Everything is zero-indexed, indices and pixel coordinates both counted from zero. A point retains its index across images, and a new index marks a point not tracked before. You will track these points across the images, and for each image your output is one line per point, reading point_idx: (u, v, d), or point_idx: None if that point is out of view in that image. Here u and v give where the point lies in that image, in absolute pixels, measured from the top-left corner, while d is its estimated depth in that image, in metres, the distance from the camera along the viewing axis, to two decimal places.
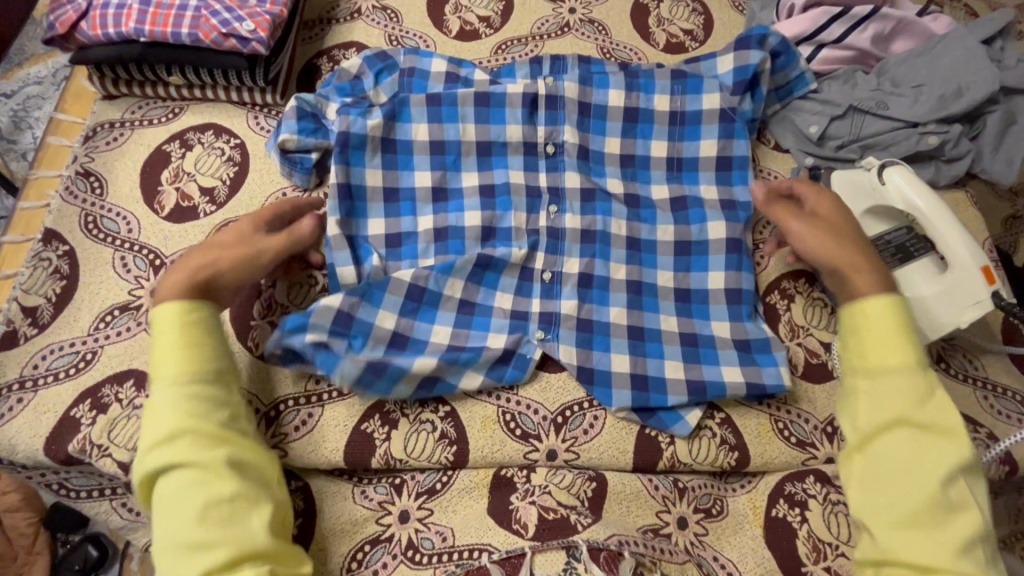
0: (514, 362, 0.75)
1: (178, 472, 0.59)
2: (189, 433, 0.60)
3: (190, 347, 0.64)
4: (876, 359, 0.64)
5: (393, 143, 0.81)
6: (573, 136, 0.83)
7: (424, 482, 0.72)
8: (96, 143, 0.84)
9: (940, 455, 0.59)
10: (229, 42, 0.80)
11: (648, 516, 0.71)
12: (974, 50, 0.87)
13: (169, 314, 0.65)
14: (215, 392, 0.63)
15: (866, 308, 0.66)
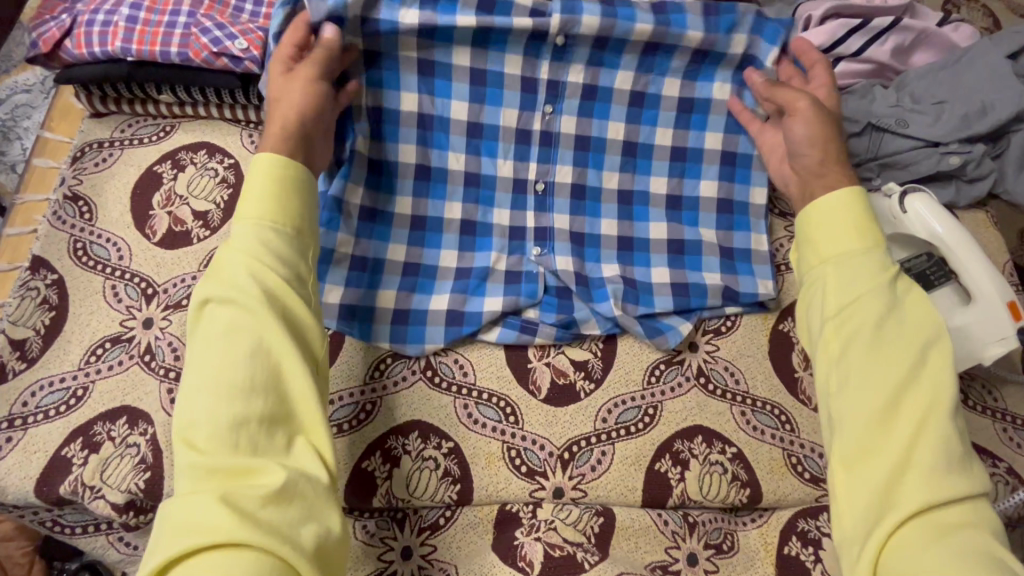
0: (509, 320, 0.76)
1: (241, 320, 0.57)
2: (258, 285, 0.59)
3: (275, 199, 0.63)
4: (828, 251, 0.65)
5: (379, 64, 0.76)
6: (593, 26, 0.73)
7: (427, 518, 0.70)
8: (84, 164, 0.81)
9: (900, 323, 0.60)
10: (221, 61, 0.76)
11: (657, 552, 0.70)
12: (998, 67, 0.83)
13: (265, 165, 0.64)
14: (289, 248, 0.62)
15: (821, 210, 0.66)
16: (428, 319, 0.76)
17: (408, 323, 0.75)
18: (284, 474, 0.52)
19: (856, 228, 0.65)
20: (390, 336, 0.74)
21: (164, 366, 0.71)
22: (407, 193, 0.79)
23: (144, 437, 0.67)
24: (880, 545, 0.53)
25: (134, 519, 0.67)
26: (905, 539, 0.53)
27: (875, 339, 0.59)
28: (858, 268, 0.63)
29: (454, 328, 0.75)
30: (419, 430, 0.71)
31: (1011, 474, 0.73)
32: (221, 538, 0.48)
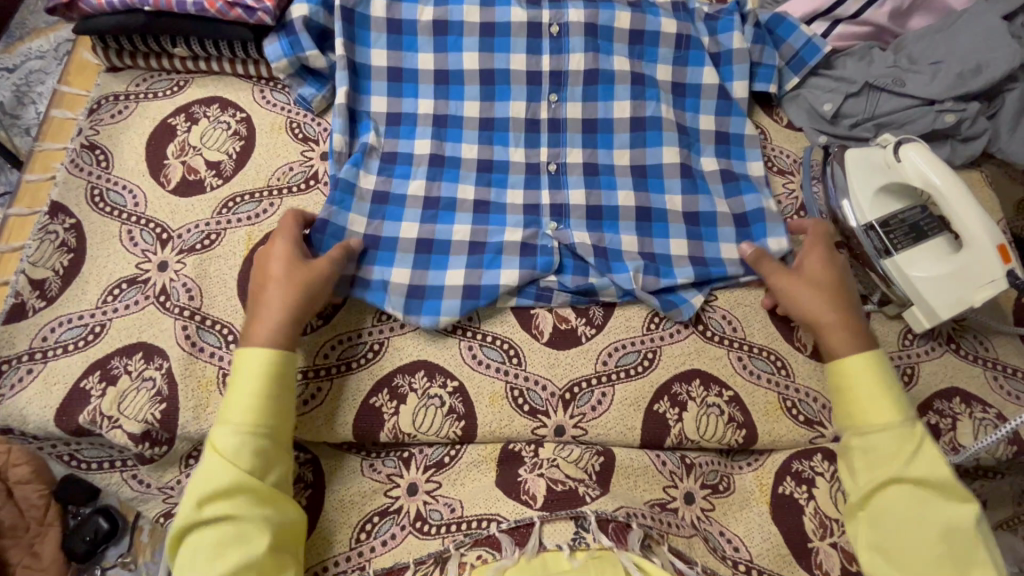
0: (525, 289, 0.78)
1: (212, 526, 0.59)
2: (230, 489, 0.59)
3: (257, 400, 0.63)
4: (872, 417, 0.65)
5: (400, 71, 0.84)
6: (580, 17, 0.84)
7: (432, 456, 0.73)
8: (101, 116, 0.83)
9: (943, 505, 0.61)
10: (235, 11, 0.79)
11: (656, 490, 0.71)
12: (995, 27, 0.85)
13: (257, 364, 0.64)
14: (276, 452, 0.63)
15: (861, 371, 0.67)
16: (446, 293, 0.75)
17: (423, 299, 0.75)
18: None
19: (893, 393, 0.66)
20: (415, 317, 0.74)
21: (179, 306, 0.73)
22: (420, 175, 0.81)
23: (159, 371, 0.70)
24: None
25: (149, 451, 0.69)
26: None
27: (911, 512, 0.61)
28: (900, 441, 0.64)
29: (470, 300, 0.75)
30: (424, 369, 0.74)
31: (1001, 419, 0.75)
32: None
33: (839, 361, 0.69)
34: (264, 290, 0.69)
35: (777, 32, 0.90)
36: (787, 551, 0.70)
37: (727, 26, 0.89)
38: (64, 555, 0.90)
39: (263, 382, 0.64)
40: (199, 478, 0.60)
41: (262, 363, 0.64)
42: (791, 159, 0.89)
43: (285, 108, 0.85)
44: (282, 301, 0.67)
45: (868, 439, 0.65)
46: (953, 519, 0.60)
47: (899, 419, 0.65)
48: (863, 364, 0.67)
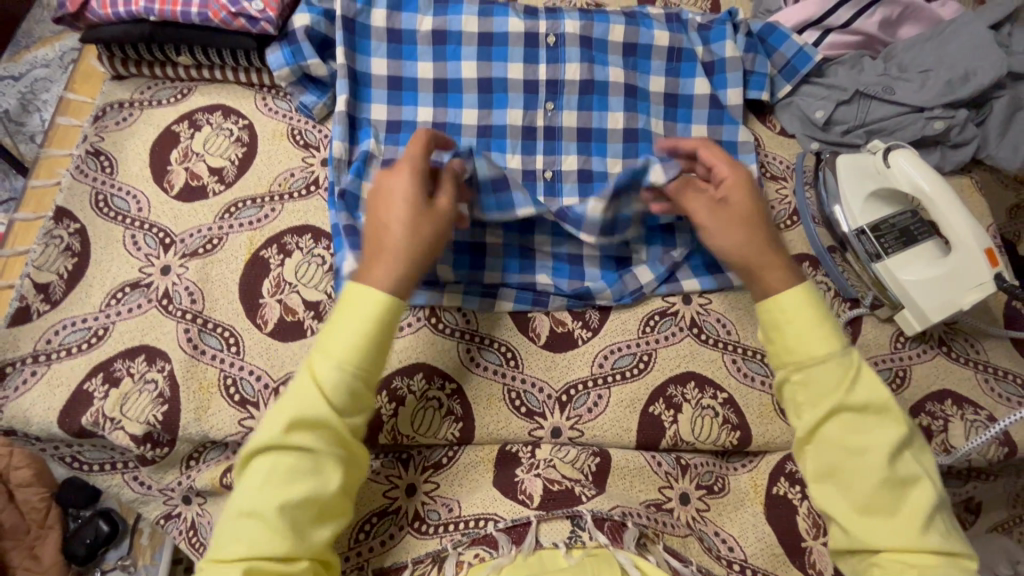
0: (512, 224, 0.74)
1: (293, 457, 0.55)
2: (325, 428, 0.56)
3: (361, 341, 0.57)
4: (807, 347, 0.60)
5: (400, 80, 0.86)
6: (575, 28, 0.86)
7: (431, 457, 0.74)
8: (106, 123, 0.85)
9: (882, 433, 0.57)
10: (238, 21, 0.80)
11: (651, 491, 0.72)
12: (983, 36, 0.86)
13: (370, 300, 0.58)
14: (363, 397, 0.59)
15: (792, 307, 0.61)
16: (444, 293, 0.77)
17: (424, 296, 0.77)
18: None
19: (830, 325, 0.60)
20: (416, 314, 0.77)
21: (181, 309, 0.74)
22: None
23: (161, 373, 0.71)
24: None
25: (151, 452, 0.70)
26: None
27: (849, 443, 0.58)
28: (840, 372, 0.59)
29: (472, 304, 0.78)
30: (423, 372, 0.75)
31: (992, 421, 0.76)
32: None
33: (773, 300, 0.62)
34: (384, 218, 0.62)
35: (769, 41, 0.92)
36: (781, 550, 0.70)
37: (721, 35, 0.91)
38: (65, 557, 0.90)
39: (377, 324, 0.58)
40: (289, 404, 0.56)
41: (376, 305, 0.58)
42: (784, 165, 0.90)
43: (286, 115, 0.87)
44: (406, 240, 0.61)
45: (813, 367, 0.59)
46: (894, 452, 0.57)
47: (837, 348, 0.59)
48: (798, 302, 0.61)
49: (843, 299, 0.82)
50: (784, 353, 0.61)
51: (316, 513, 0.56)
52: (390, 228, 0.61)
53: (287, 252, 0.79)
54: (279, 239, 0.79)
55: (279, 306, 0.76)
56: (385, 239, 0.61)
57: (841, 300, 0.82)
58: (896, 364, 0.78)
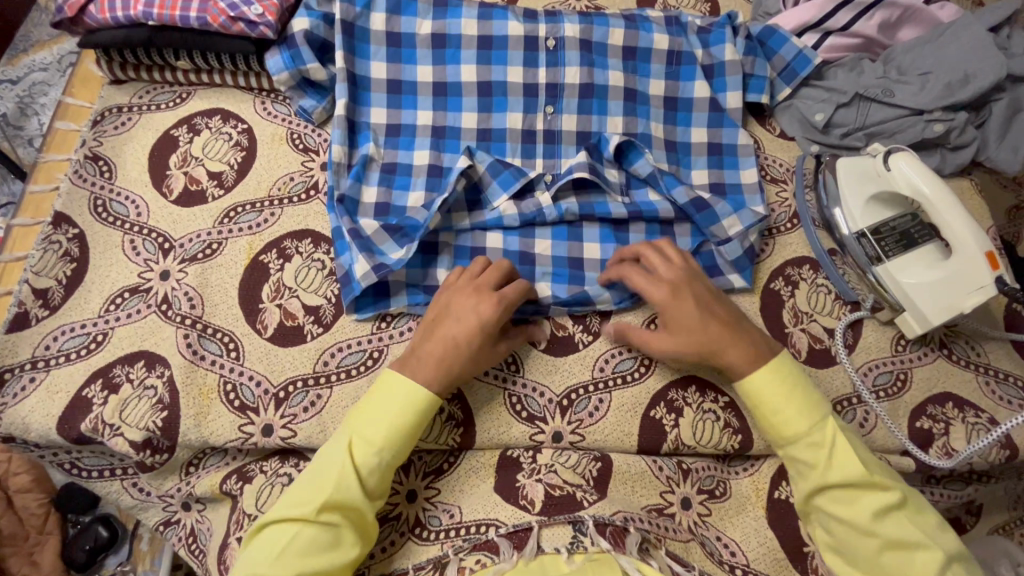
0: (502, 175, 0.80)
1: (315, 531, 0.59)
2: (354, 505, 0.61)
3: (399, 431, 0.64)
4: (785, 428, 0.67)
5: (399, 84, 0.86)
6: (575, 32, 0.86)
7: (431, 463, 0.73)
8: (104, 127, 0.85)
9: (869, 499, 0.63)
10: (237, 26, 0.80)
11: (653, 496, 0.72)
12: (982, 38, 0.86)
13: (408, 391, 0.65)
14: (386, 482, 0.64)
15: (762, 391, 0.68)
16: None
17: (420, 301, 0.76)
18: None
19: (797, 401, 0.67)
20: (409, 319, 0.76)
21: (181, 315, 0.74)
22: (420, 187, 0.82)
23: (161, 379, 0.71)
24: None
25: (150, 458, 0.70)
26: None
27: (842, 515, 0.63)
28: (815, 446, 0.65)
29: None
30: None
31: (993, 424, 0.76)
32: None
33: (749, 386, 0.68)
34: (451, 336, 0.67)
35: (768, 44, 0.92)
36: (782, 555, 0.70)
37: (720, 39, 0.91)
38: (64, 564, 0.90)
39: (416, 417, 0.64)
40: (326, 480, 0.61)
41: (415, 399, 0.64)
42: (784, 167, 0.90)
43: (286, 119, 0.87)
44: (463, 361, 0.67)
45: (791, 447, 0.67)
46: (882, 513, 0.62)
47: (809, 425, 0.66)
48: (762, 382, 0.68)
49: (844, 302, 0.82)
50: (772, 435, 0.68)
51: None
52: (454, 346, 0.67)
53: (287, 257, 0.78)
54: (278, 244, 0.79)
55: (279, 311, 0.76)
56: (448, 355, 0.66)
57: (842, 303, 0.82)
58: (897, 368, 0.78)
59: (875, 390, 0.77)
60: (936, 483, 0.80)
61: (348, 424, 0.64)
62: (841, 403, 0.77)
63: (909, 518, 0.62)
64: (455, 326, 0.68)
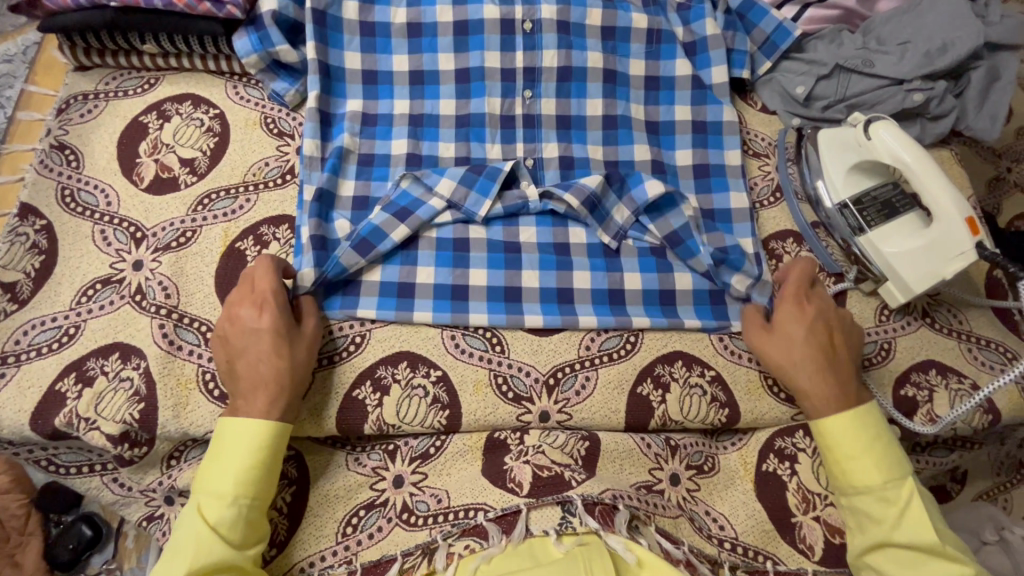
0: (477, 184, 0.78)
1: None
2: (224, 564, 0.59)
3: (246, 474, 0.62)
4: (856, 477, 0.66)
5: (374, 75, 0.84)
6: (552, 13, 0.85)
7: (417, 448, 0.72)
8: (70, 115, 0.82)
9: (934, 568, 0.62)
10: (203, 5, 0.78)
11: (642, 473, 0.72)
12: (959, 6, 0.86)
13: (250, 434, 0.63)
14: (259, 526, 0.63)
15: (835, 425, 0.68)
16: (418, 292, 0.75)
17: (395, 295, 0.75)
18: None
19: (880, 456, 0.66)
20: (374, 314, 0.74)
21: (156, 305, 0.72)
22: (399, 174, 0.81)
23: (137, 371, 0.69)
24: None
25: (129, 452, 0.69)
26: None
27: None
28: (885, 502, 0.65)
29: (457, 299, 0.76)
30: (407, 360, 0.73)
31: (976, 390, 0.76)
32: None
33: (822, 420, 0.69)
34: (249, 368, 0.66)
35: (748, 17, 0.91)
36: (771, 527, 0.71)
37: (700, 14, 0.90)
38: (47, 565, 0.87)
39: (260, 457, 0.63)
40: (186, 554, 0.59)
41: (260, 438, 0.63)
42: (766, 142, 0.90)
43: (259, 103, 0.84)
44: (265, 378, 0.65)
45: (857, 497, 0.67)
46: None
47: (887, 481, 0.66)
48: (836, 418, 0.68)
49: (827, 274, 0.82)
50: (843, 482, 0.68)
51: None
52: (254, 372, 0.66)
53: (264, 244, 0.77)
54: (255, 230, 0.77)
55: None
56: (248, 386, 0.65)
57: (826, 275, 0.82)
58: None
59: (860, 359, 0.78)
60: (921, 450, 0.80)
61: (198, 489, 0.63)
62: None
63: None
64: (247, 357, 0.66)
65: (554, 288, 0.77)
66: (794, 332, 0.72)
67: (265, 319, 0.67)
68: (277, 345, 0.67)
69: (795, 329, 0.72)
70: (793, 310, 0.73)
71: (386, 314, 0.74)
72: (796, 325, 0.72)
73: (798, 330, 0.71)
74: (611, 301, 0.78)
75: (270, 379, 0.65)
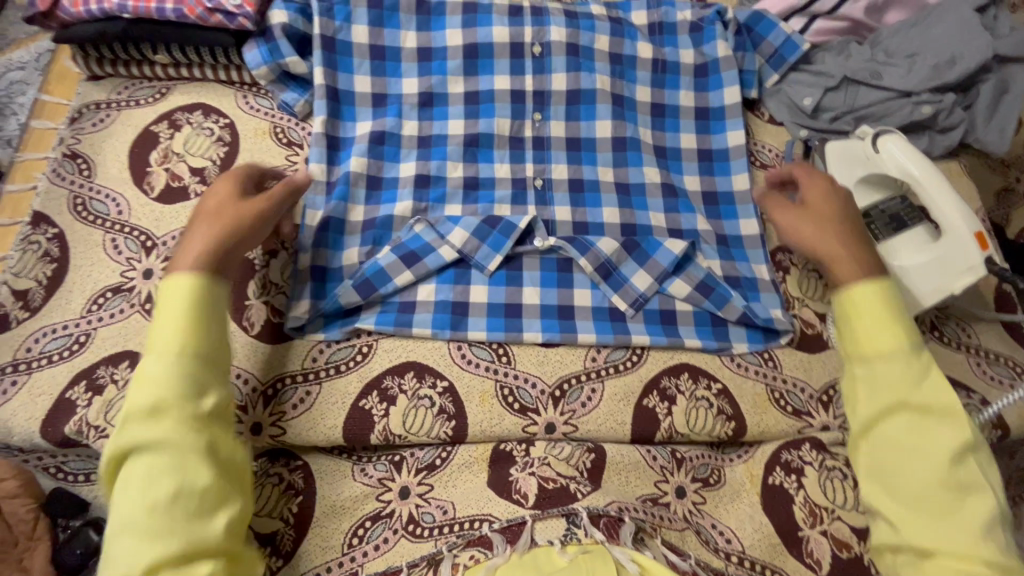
0: (491, 237, 0.78)
1: (145, 465, 0.54)
2: (172, 432, 0.54)
3: (182, 328, 0.58)
4: (871, 344, 0.60)
5: (385, 98, 0.85)
6: (561, 36, 0.87)
7: (423, 458, 0.72)
8: (82, 124, 0.83)
9: (942, 443, 0.56)
10: (215, 17, 0.79)
11: (647, 486, 0.72)
12: (968, 19, 0.86)
13: (178, 288, 0.59)
14: (199, 371, 0.58)
15: (861, 297, 0.62)
16: (421, 309, 0.76)
17: (399, 312, 0.76)
18: None
19: (904, 327, 0.60)
20: (373, 326, 0.74)
21: None
22: (406, 197, 0.81)
23: None
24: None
25: None
26: None
27: (906, 445, 0.57)
28: (907, 365, 0.59)
29: (460, 316, 0.76)
30: (414, 370, 0.73)
31: (985, 404, 0.76)
32: None
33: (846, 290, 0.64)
34: (206, 210, 0.66)
35: (756, 30, 0.92)
36: (778, 541, 0.70)
37: (712, 36, 0.91)
38: None
39: (189, 315, 0.58)
40: (137, 403, 0.55)
41: (188, 293, 0.59)
42: (773, 153, 0.90)
43: (268, 113, 0.85)
44: (217, 221, 0.64)
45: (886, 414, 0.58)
46: (957, 460, 0.55)
47: (907, 349, 0.59)
48: (874, 287, 0.62)
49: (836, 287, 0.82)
50: (852, 347, 0.62)
51: (192, 509, 0.53)
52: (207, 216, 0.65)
53: (273, 253, 0.78)
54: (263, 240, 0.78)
55: (264, 308, 0.75)
56: (195, 233, 0.64)
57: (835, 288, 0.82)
58: (766, 348, 0.78)
59: None
60: None
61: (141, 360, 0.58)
62: (834, 387, 0.77)
63: (980, 469, 0.56)
64: (201, 216, 0.66)
65: (554, 305, 0.78)
66: (819, 204, 0.71)
67: (233, 180, 0.69)
68: (231, 210, 0.66)
69: (818, 189, 0.71)
70: (816, 181, 0.73)
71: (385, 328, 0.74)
72: (812, 185, 0.72)
73: (823, 206, 0.71)
74: (612, 319, 0.78)
75: (220, 221, 0.65)
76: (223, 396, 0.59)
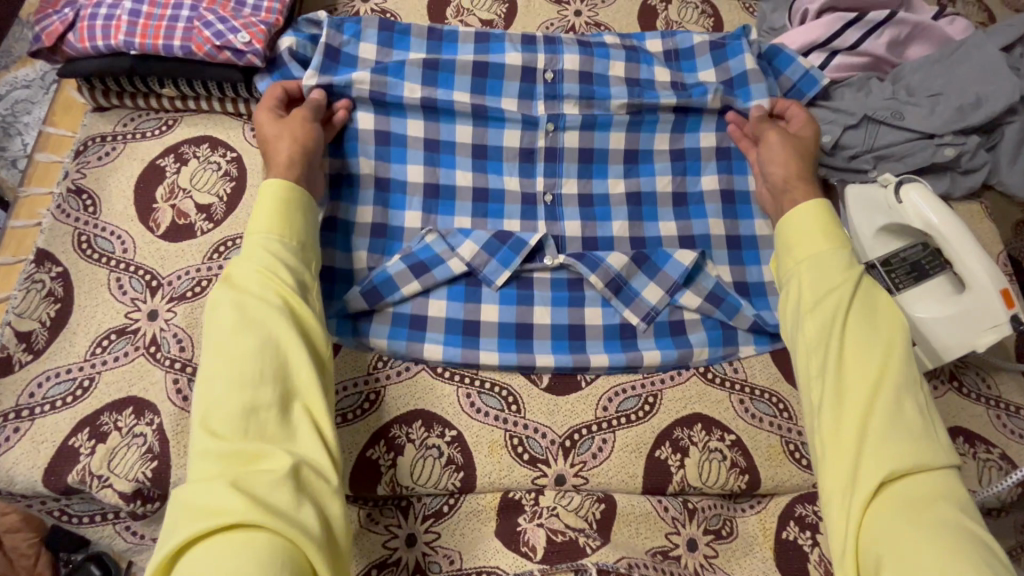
0: (500, 252, 0.77)
1: (238, 332, 0.61)
2: (265, 301, 0.63)
3: (279, 220, 0.68)
4: (809, 251, 0.70)
5: (388, 136, 0.81)
6: (575, 63, 0.85)
7: (431, 506, 0.71)
8: (87, 158, 0.81)
9: (878, 331, 0.64)
10: (224, 54, 0.78)
11: (658, 538, 0.70)
12: (993, 59, 0.84)
13: (269, 192, 0.69)
14: (294, 262, 0.67)
15: (803, 215, 0.72)
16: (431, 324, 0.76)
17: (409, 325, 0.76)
18: (289, 461, 0.56)
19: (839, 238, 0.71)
20: (384, 340, 0.75)
21: (170, 358, 0.71)
22: (416, 207, 0.80)
23: (150, 427, 0.68)
24: (865, 500, 0.57)
25: (141, 508, 0.68)
26: (888, 509, 0.56)
27: (853, 348, 0.64)
28: (844, 269, 0.68)
29: (470, 344, 0.76)
30: (422, 419, 0.72)
31: (1004, 459, 0.74)
32: (236, 517, 0.51)
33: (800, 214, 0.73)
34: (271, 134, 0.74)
35: (774, 64, 0.90)
36: None
37: (738, 51, 0.88)
38: None
39: (279, 211, 0.68)
40: (239, 277, 0.65)
41: (279, 197, 0.69)
42: None
43: None
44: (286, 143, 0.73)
45: (851, 318, 0.65)
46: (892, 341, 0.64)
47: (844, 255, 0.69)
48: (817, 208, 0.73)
49: None
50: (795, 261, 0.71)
51: (278, 376, 0.60)
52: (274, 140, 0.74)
53: None
54: None
55: None
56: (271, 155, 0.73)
57: None
58: (781, 399, 0.76)
59: None
60: None
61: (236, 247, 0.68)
62: None
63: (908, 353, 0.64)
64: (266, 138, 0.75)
65: (565, 324, 0.78)
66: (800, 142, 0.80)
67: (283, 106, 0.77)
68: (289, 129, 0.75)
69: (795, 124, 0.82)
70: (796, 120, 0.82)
71: (397, 342, 0.75)
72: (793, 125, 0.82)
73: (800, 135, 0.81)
74: (622, 336, 0.78)
75: (286, 142, 0.74)
76: (300, 282, 0.67)
